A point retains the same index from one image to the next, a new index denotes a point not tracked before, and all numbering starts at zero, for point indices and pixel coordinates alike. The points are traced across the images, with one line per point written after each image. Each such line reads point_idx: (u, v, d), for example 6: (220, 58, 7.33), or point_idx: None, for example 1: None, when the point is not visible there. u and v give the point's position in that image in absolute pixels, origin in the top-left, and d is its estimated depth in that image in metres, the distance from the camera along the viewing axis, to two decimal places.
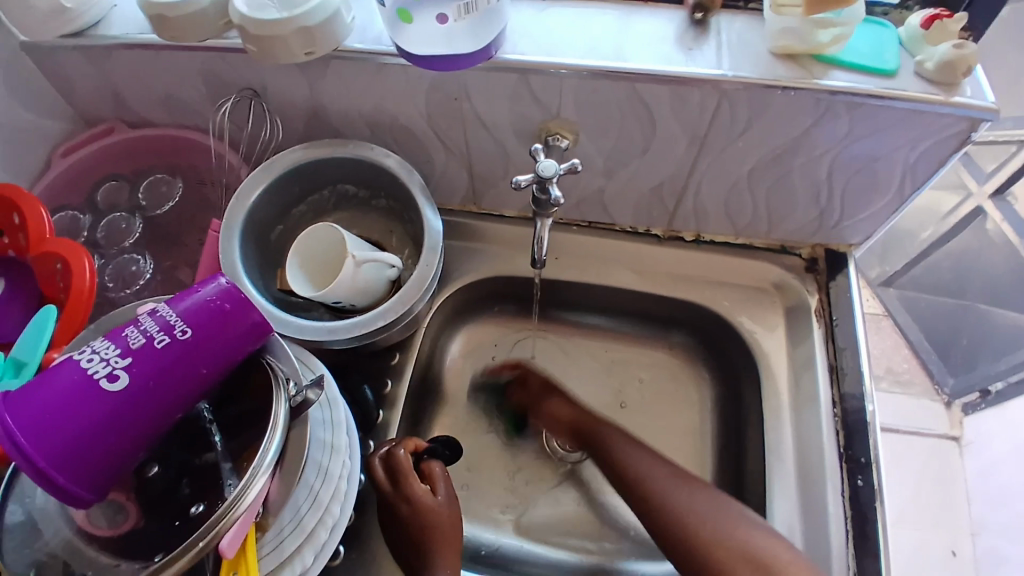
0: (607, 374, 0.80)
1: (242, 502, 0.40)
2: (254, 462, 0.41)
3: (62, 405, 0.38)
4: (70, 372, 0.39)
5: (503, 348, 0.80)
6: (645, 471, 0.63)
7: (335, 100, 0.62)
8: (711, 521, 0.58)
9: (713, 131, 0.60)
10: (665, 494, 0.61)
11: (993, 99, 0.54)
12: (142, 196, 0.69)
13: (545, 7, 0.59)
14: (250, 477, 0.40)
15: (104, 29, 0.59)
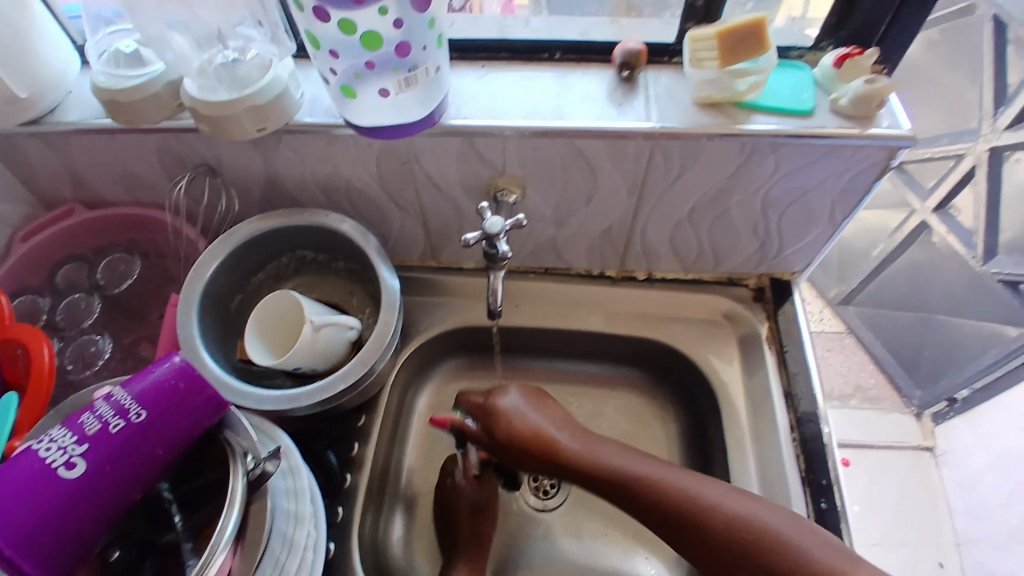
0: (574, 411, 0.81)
1: None
2: (212, 540, 0.40)
3: (20, 496, 0.38)
4: (28, 463, 0.39)
5: None
6: (707, 511, 0.57)
7: (289, 171, 0.64)
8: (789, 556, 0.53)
9: (651, 178, 0.64)
10: (737, 526, 0.55)
11: (908, 127, 0.58)
12: (101, 275, 0.70)
13: (484, 72, 0.62)
14: (209, 554, 0.39)
15: (61, 114, 0.61)
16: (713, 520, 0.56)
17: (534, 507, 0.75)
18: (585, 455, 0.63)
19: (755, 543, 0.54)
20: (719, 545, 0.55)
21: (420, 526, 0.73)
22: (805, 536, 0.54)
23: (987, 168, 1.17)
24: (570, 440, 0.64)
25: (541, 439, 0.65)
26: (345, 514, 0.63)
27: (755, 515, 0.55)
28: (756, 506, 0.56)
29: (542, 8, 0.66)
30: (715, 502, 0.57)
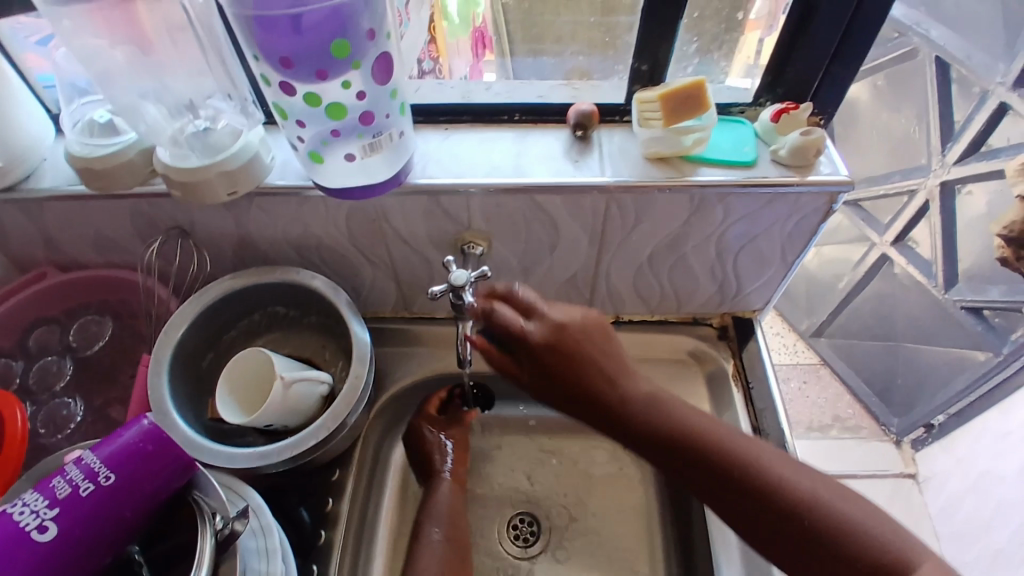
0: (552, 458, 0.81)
1: None
2: None
3: None
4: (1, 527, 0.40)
5: None
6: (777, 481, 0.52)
7: (261, 231, 0.66)
8: (851, 531, 0.49)
9: (610, 227, 0.67)
10: (816, 505, 0.51)
11: (845, 173, 0.63)
12: (73, 338, 0.70)
13: (448, 134, 0.66)
14: None
15: (36, 181, 0.63)
16: (781, 489, 0.51)
17: (514, 556, 0.75)
18: (648, 400, 0.58)
19: (816, 515, 0.50)
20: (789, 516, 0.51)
21: None
22: (866, 517, 0.50)
23: (939, 202, 1.23)
24: (631, 386, 0.59)
25: (598, 377, 0.59)
26: (319, 571, 0.63)
27: (819, 489, 0.52)
28: (824, 483, 0.52)
29: (510, 72, 0.71)
30: (784, 473, 0.52)
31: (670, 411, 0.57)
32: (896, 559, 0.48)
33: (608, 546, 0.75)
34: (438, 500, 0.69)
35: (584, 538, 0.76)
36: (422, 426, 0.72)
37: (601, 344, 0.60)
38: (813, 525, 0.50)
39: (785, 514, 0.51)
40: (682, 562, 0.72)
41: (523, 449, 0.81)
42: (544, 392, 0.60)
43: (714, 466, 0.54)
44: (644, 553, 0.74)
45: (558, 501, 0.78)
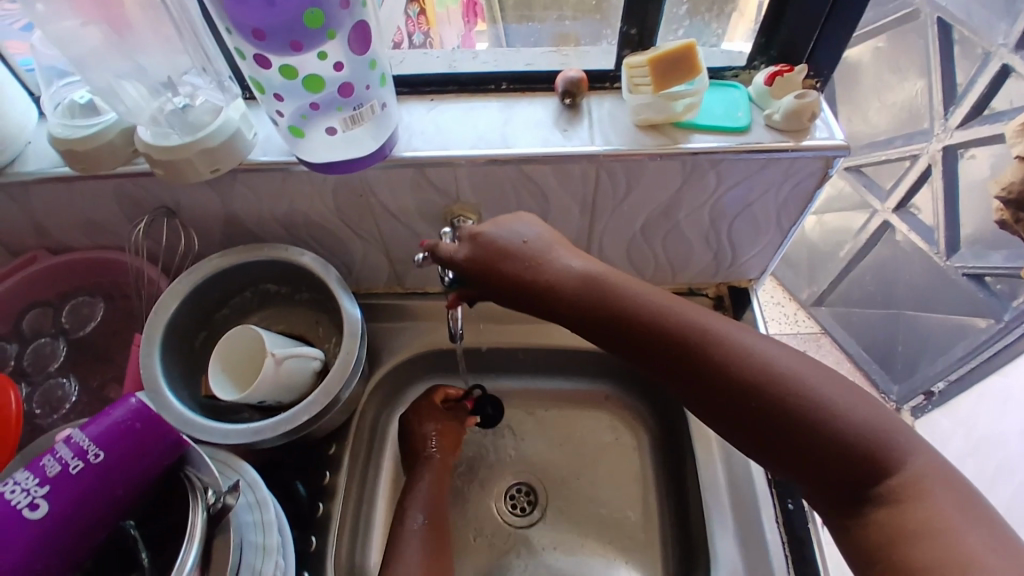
0: (546, 427, 0.81)
1: None
2: None
3: None
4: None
5: None
6: (736, 362, 0.52)
7: (247, 209, 0.65)
8: (829, 416, 0.49)
9: (601, 197, 0.66)
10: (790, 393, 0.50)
11: (841, 137, 0.61)
12: (65, 319, 0.70)
13: (433, 106, 0.64)
14: None
15: (21, 164, 0.62)
16: (745, 371, 0.52)
17: (512, 525, 0.76)
18: (589, 287, 0.57)
19: (791, 399, 0.50)
20: (762, 402, 0.51)
21: None
22: (845, 399, 0.49)
23: (942, 167, 1.21)
24: (564, 265, 0.58)
25: (537, 271, 0.58)
26: (320, 542, 0.64)
27: (791, 369, 0.51)
28: (797, 369, 0.52)
29: (503, 41, 0.69)
30: (752, 354, 0.52)
31: (614, 296, 0.56)
32: (870, 446, 0.48)
33: (603, 514, 0.76)
34: (422, 485, 0.69)
35: (580, 505, 0.77)
36: (417, 420, 0.72)
37: (534, 237, 0.59)
38: (787, 412, 0.50)
39: (754, 398, 0.51)
40: (678, 528, 0.73)
41: (519, 419, 0.82)
42: (491, 293, 0.60)
43: (673, 351, 0.54)
44: (640, 520, 0.75)
45: (552, 459, 0.79)
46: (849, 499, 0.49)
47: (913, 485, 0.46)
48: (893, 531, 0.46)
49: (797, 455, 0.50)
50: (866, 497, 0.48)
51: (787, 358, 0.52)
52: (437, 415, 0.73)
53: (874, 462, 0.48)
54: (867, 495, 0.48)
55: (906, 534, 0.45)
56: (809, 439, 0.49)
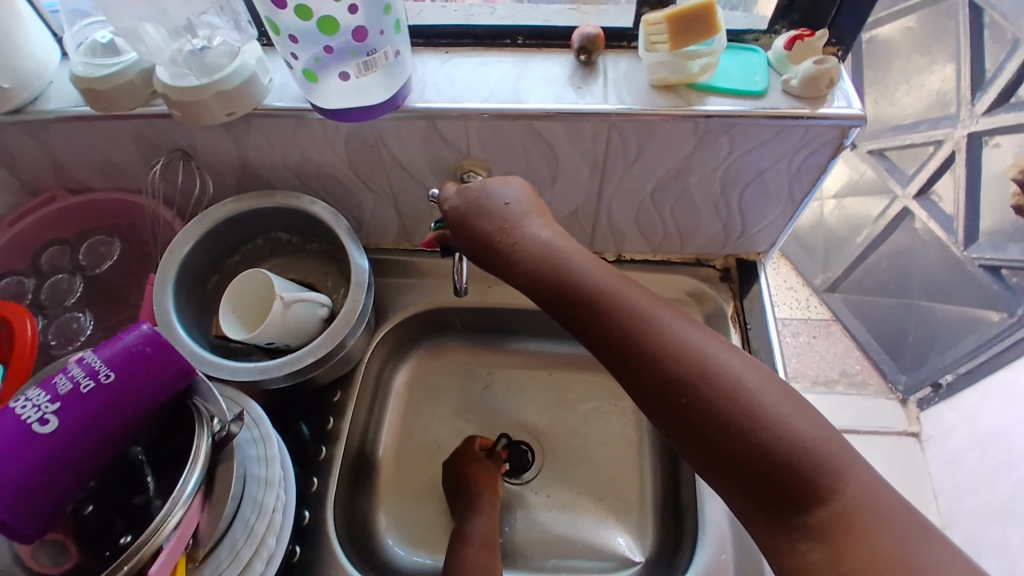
0: (534, 395, 0.82)
1: (163, 528, 0.41)
2: (173, 495, 0.42)
3: (2, 452, 0.40)
4: (5, 419, 0.41)
5: (461, 375, 0.82)
6: (669, 352, 0.49)
7: (260, 155, 0.65)
8: (762, 426, 0.46)
9: (611, 157, 0.64)
10: (725, 390, 0.47)
11: (859, 106, 0.59)
12: (83, 258, 0.71)
13: (448, 59, 0.63)
14: (169, 508, 0.41)
15: (43, 103, 0.62)
16: (676, 362, 0.49)
17: (509, 482, 0.77)
18: (543, 258, 0.55)
19: (724, 402, 0.47)
20: (696, 398, 0.48)
21: (391, 496, 0.74)
22: (785, 408, 0.46)
23: (966, 154, 1.18)
24: (531, 234, 0.57)
25: (501, 229, 0.58)
26: (320, 484, 0.65)
27: (731, 367, 0.48)
28: (746, 366, 0.48)
29: None
30: (691, 346, 0.49)
31: (562, 267, 0.54)
32: (802, 461, 0.45)
33: (592, 481, 0.77)
34: (479, 516, 0.68)
35: (568, 474, 0.77)
36: (463, 462, 0.72)
37: (515, 199, 0.59)
38: (720, 417, 0.47)
39: (686, 396, 0.48)
40: (671, 496, 0.74)
41: (499, 389, 0.82)
42: (465, 248, 0.61)
43: (615, 338, 0.51)
44: (634, 484, 0.76)
45: (530, 433, 0.79)
46: (777, 522, 0.46)
47: (845, 516, 0.43)
48: (825, 565, 0.43)
49: (721, 464, 0.47)
50: (795, 519, 0.45)
51: (730, 354, 0.49)
52: (481, 456, 0.73)
53: (810, 486, 0.44)
54: (799, 521, 0.45)
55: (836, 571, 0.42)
56: (745, 454, 0.46)
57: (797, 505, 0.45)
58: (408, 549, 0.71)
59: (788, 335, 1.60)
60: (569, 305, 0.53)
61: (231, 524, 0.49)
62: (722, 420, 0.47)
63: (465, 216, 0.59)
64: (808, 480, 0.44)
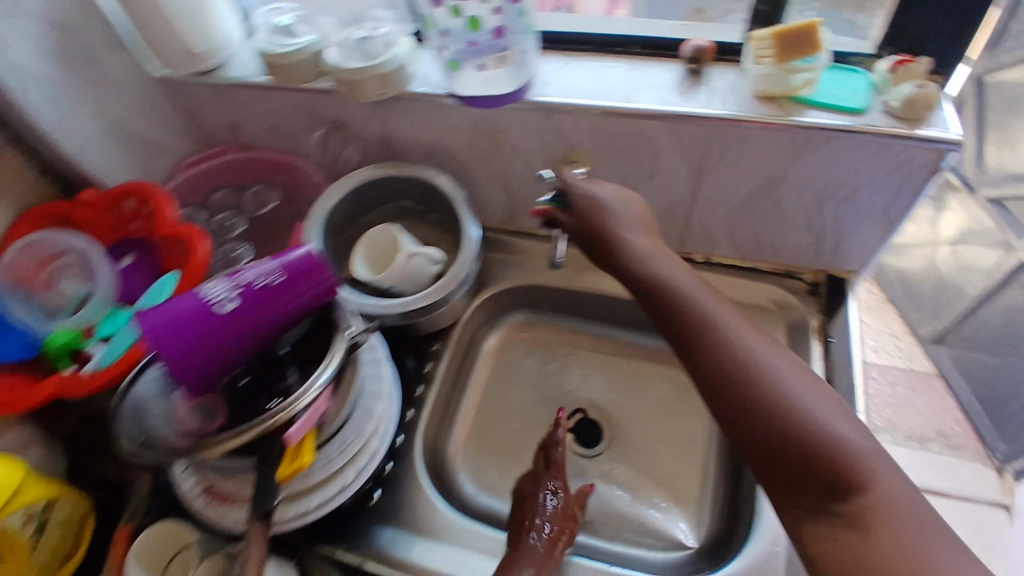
0: (610, 379, 0.87)
1: (298, 402, 0.52)
2: (310, 381, 0.54)
3: (198, 318, 0.52)
4: (202, 295, 0.54)
5: (541, 351, 0.89)
6: (728, 342, 0.54)
7: (399, 132, 0.76)
8: (807, 417, 0.48)
9: (710, 160, 0.68)
10: (775, 379, 0.51)
11: (957, 131, 0.61)
12: (247, 200, 0.85)
13: (569, 61, 0.70)
14: (306, 388, 0.53)
15: (224, 71, 0.77)
16: (734, 351, 0.53)
17: (576, 452, 0.83)
18: (634, 253, 0.63)
19: (774, 391, 0.50)
20: (745, 381, 0.51)
21: (471, 445, 0.83)
22: (830, 409, 0.49)
23: None
24: (631, 239, 0.64)
25: (608, 227, 0.65)
26: (414, 415, 0.77)
27: (784, 365, 0.52)
28: (797, 369, 0.52)
29: (642, 13, 0.74)
30: (749, 342, 0.53)
31: (648, 263, 0.62)
32: (841, 454, 0.46)
33: (653, 466, 0.81)
34: (534, 553, 0.65)
35: (630, 456, 0.82)
36: (545, 494, 0.71)
37: (628, 211, 0.66)
38: (769, 400, 0.50)
39: (738, 379, 0.52)
40: (732, 493, 0.77)
41: (576, 371, 0.88)
42: (581, 242, 0.68)
43: (683, 322, 0.57)
44: (694, 479, 0.80)
45: (599, 412, 0.85)
46: (809, 510, 0.47)
47: (875, 513, 0.44)
48: (853, 556, 0.43)
49: (762, 449, 0.49)
50: (828, 511, 0.46)
51: (784, 359, 0.53)
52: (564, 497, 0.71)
53: (845, 479, 0.46)
54: (831, 511, 0.46)
55: (863, 563, 0.43)
56: (780, 438, 0.48)
57: (831, 495, 0.46)
58: (476, 489, 0.80)
59: (884, 384, 1.48)
60: (650, 296, 0.60)
61: (346, 424, 0.63)
62: (769, 407, 0.50)
63: (583, 211, 0.67)
64: (846, 473, 0.46)
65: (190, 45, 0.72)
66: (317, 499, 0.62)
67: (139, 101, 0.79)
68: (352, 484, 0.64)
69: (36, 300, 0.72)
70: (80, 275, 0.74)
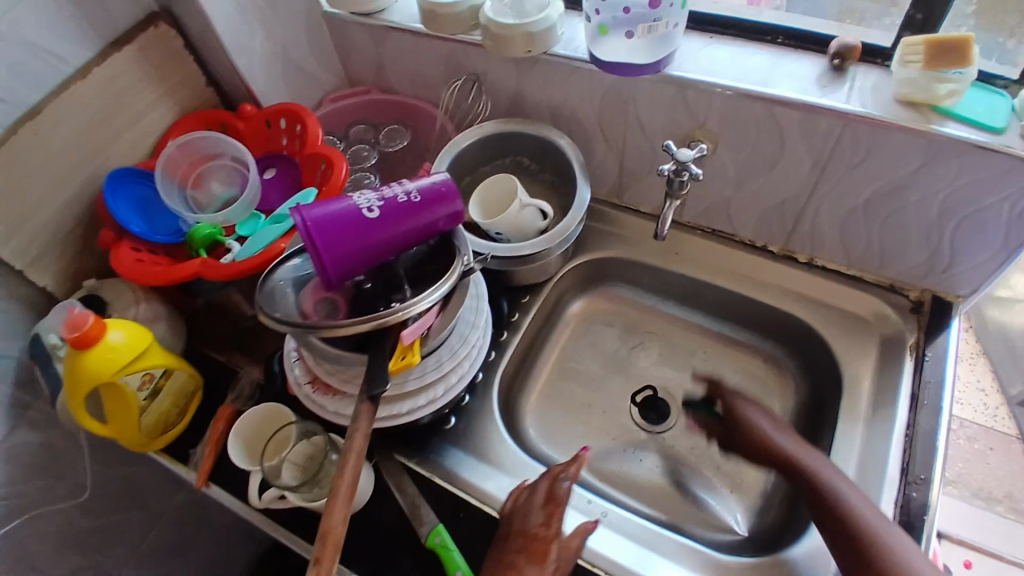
0: (685, 362, 0.89)
1: (408, 311, 0.57)
2: (421, 295, 0.58)
3: (344, 218, 0.59)
4: (350, 201, 0.61)
5: (622, 324, 0.92)
6: (819, 489, 0.65)
7: (532, 92, 0.81)
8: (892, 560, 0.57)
9: (836, 157, 0.69)
10: (862, 524, 0.60)
11: None
12: (381, 136, 0.92)
13: (710, 42, 0.73)
14: (416, 301, 0.57)
15: (386, 15, 0.83)
16: (826, 497, 0.64)
17: (640, 426, 0.85)
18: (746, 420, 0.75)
19: (864, 533, 0.60)
20: (837, 525, 0.61)
21: (541, 398, 0.87)
22: (913, 556, 0.58)
23: None
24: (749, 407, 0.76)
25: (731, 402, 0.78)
26: (496, 357, 0.81)
27: (869, 512, 0.61)
28: (877, 515, 0.61)
29: (782, 9, 0.76)
30: (837, 489, 0.64)
31: (753, 425, 0.74)
32: None
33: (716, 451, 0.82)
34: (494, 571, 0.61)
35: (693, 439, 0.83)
36: (531, 517, 0.64)
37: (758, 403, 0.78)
38: (858, 544, 0.59)
39: (831, 524, 0.62)
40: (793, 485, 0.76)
41: (653, 350, 0.90)
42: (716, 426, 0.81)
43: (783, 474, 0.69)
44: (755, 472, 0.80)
45: (669, 394, 0.87)
46: None
47: None
48: None
49: None
50: None
51: (870, 507, 0.62)
52: (550, 526, 0.64)
53: None
54: None
55: None
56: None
57: None
58: (540, 439, 0.84)
59: (959, 438, 1.35)
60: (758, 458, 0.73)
61: (442, 345, 0.68)
62: (859, 552, 0.59)
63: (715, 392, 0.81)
64: None
65: None
66: (408, 405, 0.67)
67: (303, 32, 0.86)
68: (439, 400, 0.69)
69: (189, 195, 0.81)
70: (228, 179, 0.82)
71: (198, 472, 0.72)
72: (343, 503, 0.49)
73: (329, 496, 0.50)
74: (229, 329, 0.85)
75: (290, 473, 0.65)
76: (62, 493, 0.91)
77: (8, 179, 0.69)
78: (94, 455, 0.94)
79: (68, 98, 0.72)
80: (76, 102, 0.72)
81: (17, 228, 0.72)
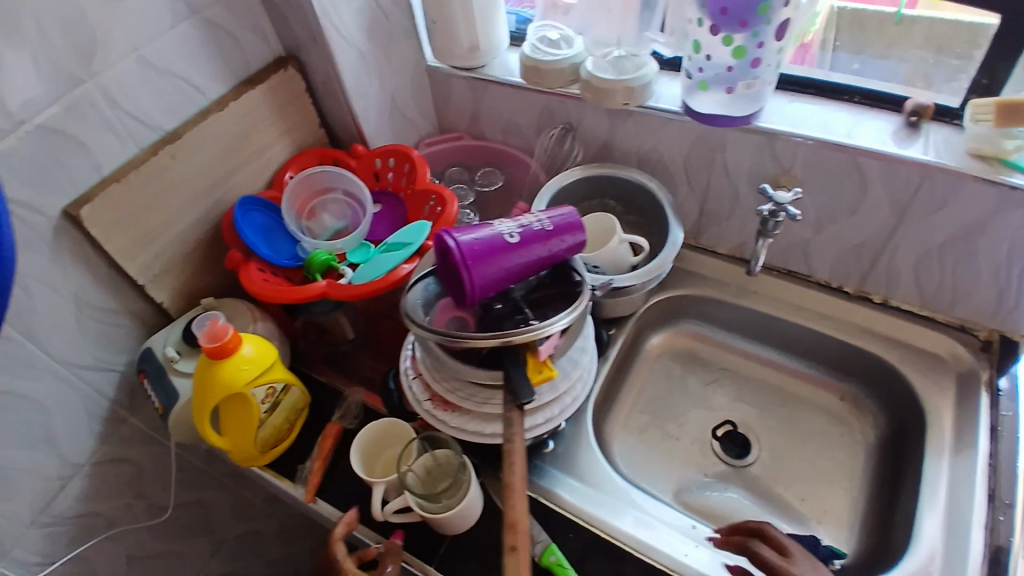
0: (760, 396, 0.93)
1: (545, 330, 0.62)
2: (554, 318, 0.63)
3: (489, 242, 0.64)
4: (493, 227, 0.66)
5: (698, 356, 0.97)
6: None
7: (624, 141, 0.89)
8: None
9: (916, 204, 0.76)
10: None
11: None
12: (477, 178, 1.00)
13: (792, 100, 0.81)
14: (550, 322, 0.62)
15: (488, 69, 0.92)
16: None
17: (725, 459, 0.88)
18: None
19: None
20: None
21: (623, 427, 0.90)
22: None
23: None
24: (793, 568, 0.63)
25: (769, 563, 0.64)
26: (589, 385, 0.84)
27: None
28: None
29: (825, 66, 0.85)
30: None
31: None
32: None
33: (799, 482, 0.85)
34: None
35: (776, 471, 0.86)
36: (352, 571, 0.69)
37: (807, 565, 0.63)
38: None
39: None
40: (883, 517, 0.78)
41: (728, 386, 0.95)
42: None
43: None
44: (841, 504, 0.82)
45: (748, 428, 0.90)
46: None
47: None
48: None
49: None
50: None
51: None
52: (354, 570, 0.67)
53: None
54: None
55: None
56: None
57: None
58: (628, 470, 0.86)
59: None
60: None
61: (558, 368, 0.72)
62: None
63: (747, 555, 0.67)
64: None
65: (474, 43, 0.88)
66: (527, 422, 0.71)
67: (409, 83, 0.95)
68: (554, 419, 0.72)
69: (303, 224, 0.87)
70: (339, 212, 0.88)
71: (306, 486, 0.74)
72: (523, 494, 0.54)
73: (507, 490, 0.55)
74: (324, 352, 0.88)
75: (414, 481, 0.69)
76: (139, 513, 0.92)
77: (145, 196, 0.75)
78: (173, 477, 0.94)
79: (203, 127, 0.78)
80: (211, 131, 0.79)
81: (146, 244, 0.76)
